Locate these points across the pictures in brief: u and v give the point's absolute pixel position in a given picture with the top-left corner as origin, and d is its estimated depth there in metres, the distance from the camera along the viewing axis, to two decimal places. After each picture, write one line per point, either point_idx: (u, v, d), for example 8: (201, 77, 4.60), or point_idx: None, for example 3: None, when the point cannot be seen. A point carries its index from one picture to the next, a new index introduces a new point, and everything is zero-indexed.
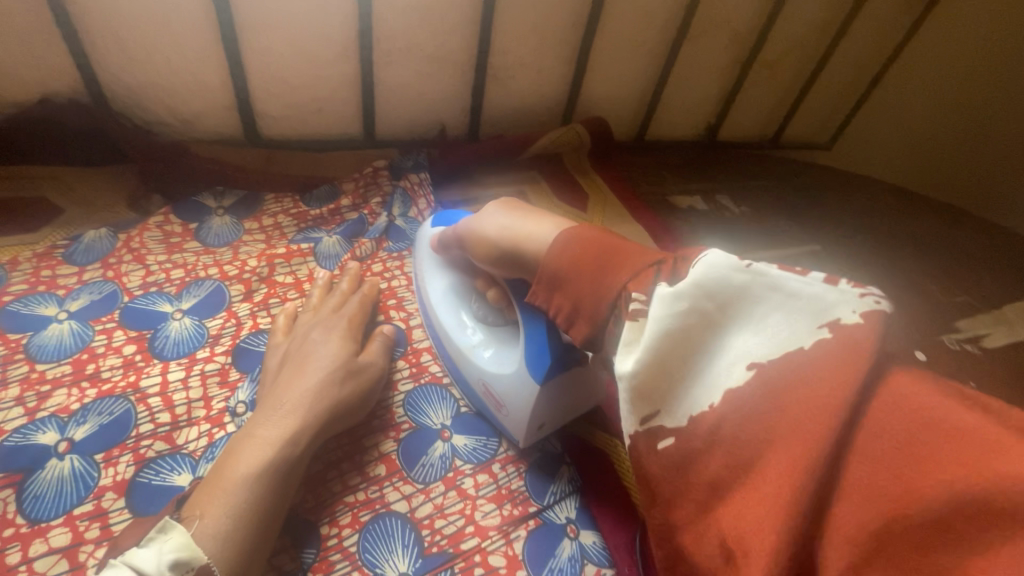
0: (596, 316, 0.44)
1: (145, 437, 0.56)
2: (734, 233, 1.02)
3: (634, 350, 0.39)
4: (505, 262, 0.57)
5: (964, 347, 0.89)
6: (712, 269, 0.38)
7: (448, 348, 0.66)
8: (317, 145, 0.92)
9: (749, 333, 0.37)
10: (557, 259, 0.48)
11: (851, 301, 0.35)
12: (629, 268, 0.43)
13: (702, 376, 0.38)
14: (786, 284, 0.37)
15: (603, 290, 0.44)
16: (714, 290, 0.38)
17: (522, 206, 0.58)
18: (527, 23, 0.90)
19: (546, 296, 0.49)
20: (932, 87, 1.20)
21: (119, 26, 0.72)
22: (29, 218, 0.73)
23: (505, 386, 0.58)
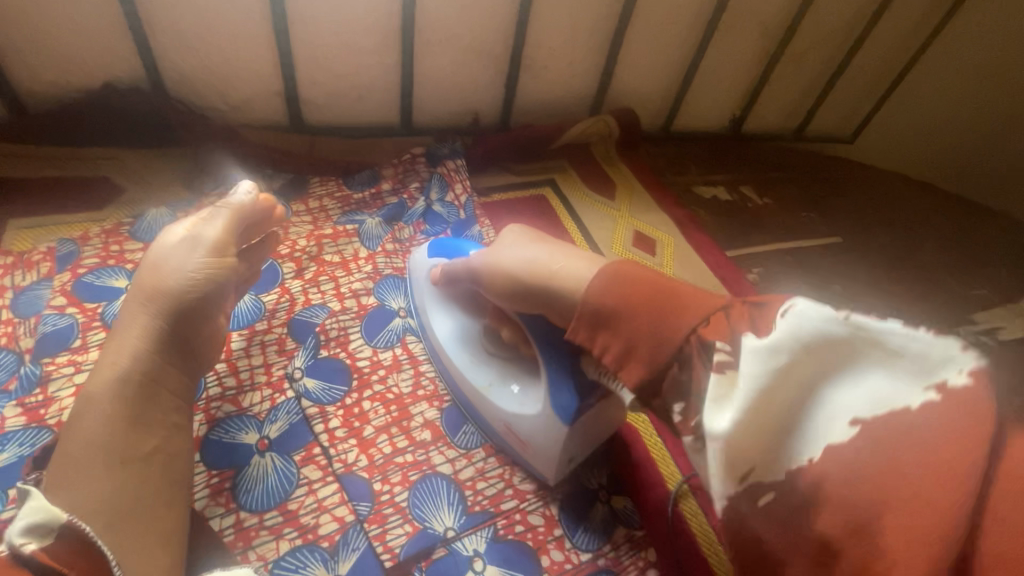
0: (655, 361, 0.43)
1: (214, 400, 0.61)
2: (757, 224, 1.04)
3: (726, 408, 0.37)
4: (528, 300, 0.53)
5: (980, 338, 0.92)
6: (804, 323, 0.36)
7: (464, 388, 0.64)
8: (358, 131, 0.96)
9: (850, 386, 0.35)
10: (607, 300, 0.46)
11: (960, 358, 0.32)
12: (694, 314, 0.42)
13: (800, 429, 0.36)
14: (888, 339, 0.34)
15: (665, 339, 0.43)
16: (811, 347, 0.36)
17: (545, 239, 0.56)
18: (562, 15, 0.93)
19: (590, 335, 0.47)
20: (965, 84, 1.20)
21: (180, 17, 0.76)
22: (95, 197, 0.78)
23: (529, 428, 0.57)
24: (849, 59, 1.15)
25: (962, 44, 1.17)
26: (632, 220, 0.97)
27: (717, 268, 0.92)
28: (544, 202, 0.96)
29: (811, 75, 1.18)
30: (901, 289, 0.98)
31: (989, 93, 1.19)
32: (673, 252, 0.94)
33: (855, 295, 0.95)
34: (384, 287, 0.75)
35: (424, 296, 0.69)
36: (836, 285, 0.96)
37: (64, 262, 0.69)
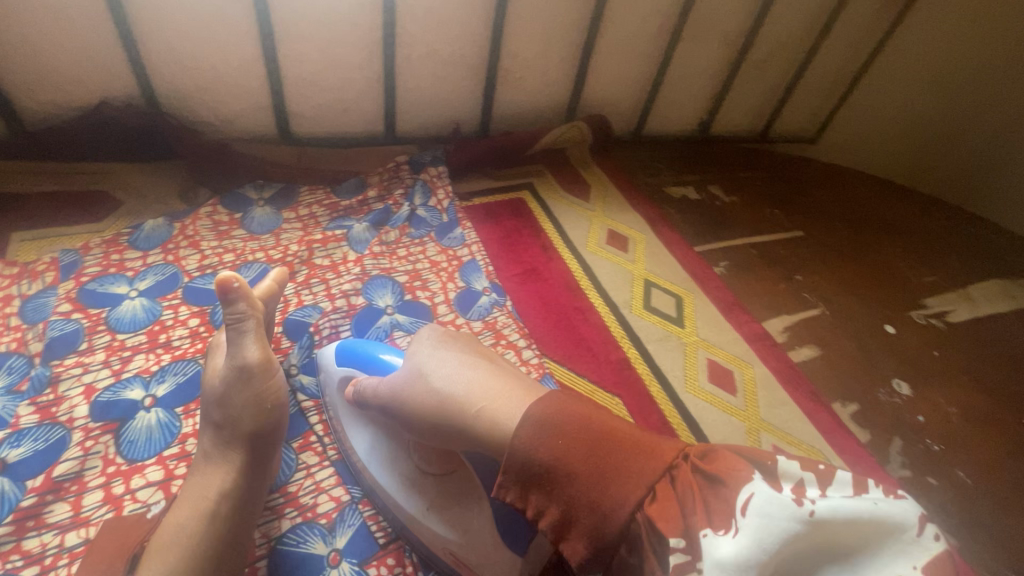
0: (600, 536, 0.39)
1: None
2: (723, 221, 1.11)
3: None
4: (453, 439, 0.50)
5: (930, 321, 0.99)
6: (770, 523, 0.34)
7: (396, 513, 0.58)
8: (343, 141, 1.01)
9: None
10: (536, 457, 0.42)
11: (913, 550, 0.34)
12: (639, 482, 0.39)
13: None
14: (843, 530, 0.35)
15: (609, 514, 0.39)
16: (779, 554, 0.34)
17: (454, 350, 0.54)
18: (535, 29, 0.99)
19: (518, 496, 0.43)
20: (916, 86, 1.29)
21: (174, 39, 0.81)
22: (94, 210, 0.82)
23: (482, 553, 0.55)
24: (805, 65, 1.23)
25: (912, 49, 1.26)
26: (606, 219, 1.03)
27: (686, 263, 0.99)
28: (523, 205, 1.02)
29: (772, 80, 1.26)
30: (857, 278, 1.05)
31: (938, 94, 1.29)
32: (644, 249, 1.00)
33: (815, 285, 1.01)
34: (372, 287, 0.80)
35: (342, 409, 0.64)
36: (798, 276, 1.02)
37: (68, 272, 0.73)
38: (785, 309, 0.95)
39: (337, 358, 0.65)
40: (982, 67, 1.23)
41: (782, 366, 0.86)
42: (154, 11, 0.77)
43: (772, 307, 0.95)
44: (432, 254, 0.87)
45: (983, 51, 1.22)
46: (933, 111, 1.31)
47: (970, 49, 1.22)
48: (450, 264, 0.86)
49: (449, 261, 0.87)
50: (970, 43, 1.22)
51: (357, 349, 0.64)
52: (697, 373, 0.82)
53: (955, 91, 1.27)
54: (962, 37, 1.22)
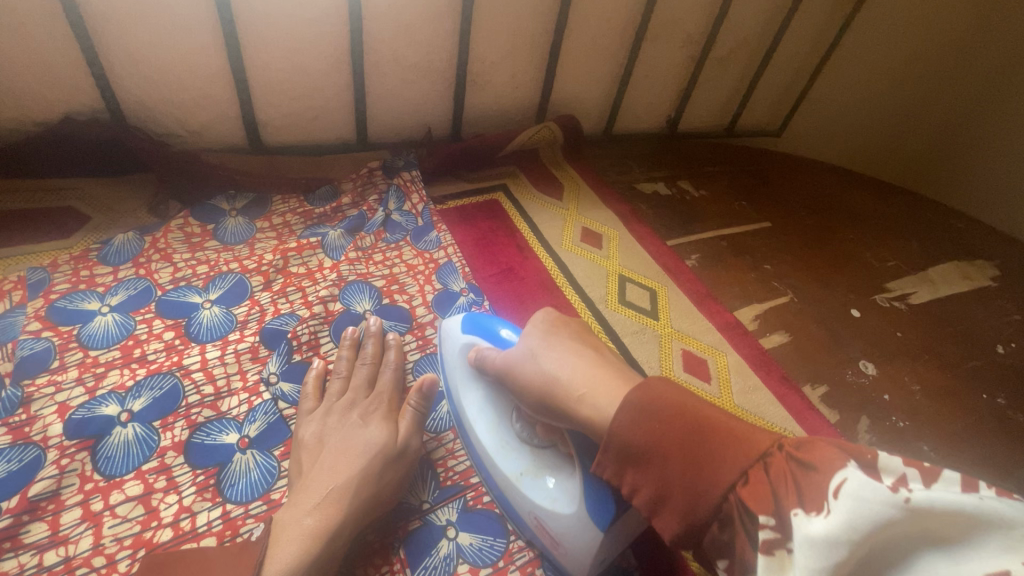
0: (692, 515, 0.44)
1: (194, 406, 0.64)
2: (694, 215, 1.14)
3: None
4: (555, 418, 0.55)
5: (892, 304, 1.03)
6: (863, 506, 0.35)
7: (493, 473, 0.61)
8: (314, 149, 1.01)
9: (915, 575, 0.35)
10: (635, 438, 0.47)
11: (1022, 547, 0.33)
12: (733, 467, 0.42)
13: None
14: (943, 518, 0.35)
15: (702, 493, 0.43)
16: (874, 536, 0.35)
17: (563, 342, 0.58)
18: (502, 33, 1.00)
19: (614, 473, 0.49)
20: (877, 77, 1.35)
21: (137, 51, 0.80)
22: (61, 227, 0.81)
23: (563, 526, 0.54)
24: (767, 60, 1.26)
25: (877, 41, 1.30)
26: (579, 217, 1.05)
27: (659, 257, 1.01)
28: (497, 206, 1.03)
29: (735, 76, 1.29)
30: (824, 265, 1.09)
31: (898, 84, 1.36)
32: (618, 245, 1.02)
33: (783, 274, 1.05)
34: (349, 292, 0.81)
35: (455, 373, 0.66)
36: (766, 265, 1.05)
37: (35, 290, 0.72)
38: (756, 298, 0.98)
39: (460, 324, 0.66)
40: (944, 61, 1.32)
41: (754, 354, 0.89)
42: (116, 23, 0.77)
43: (742, 296, 0.98)
44: (409, 257, 0.88)
45: (945, 46, 1.30)
46: (893, 100, 1.39)
47: (935, 44, 1.30)
48: (427, 267, 0.87)
49: (426, 264, 0.88)
50: (927, 35, 1.29)
51: (478, 320, 0.65)
52: (672, 363, 0.84)
53: (919, 83, 1.36)
54: (929, 35, 1.29)
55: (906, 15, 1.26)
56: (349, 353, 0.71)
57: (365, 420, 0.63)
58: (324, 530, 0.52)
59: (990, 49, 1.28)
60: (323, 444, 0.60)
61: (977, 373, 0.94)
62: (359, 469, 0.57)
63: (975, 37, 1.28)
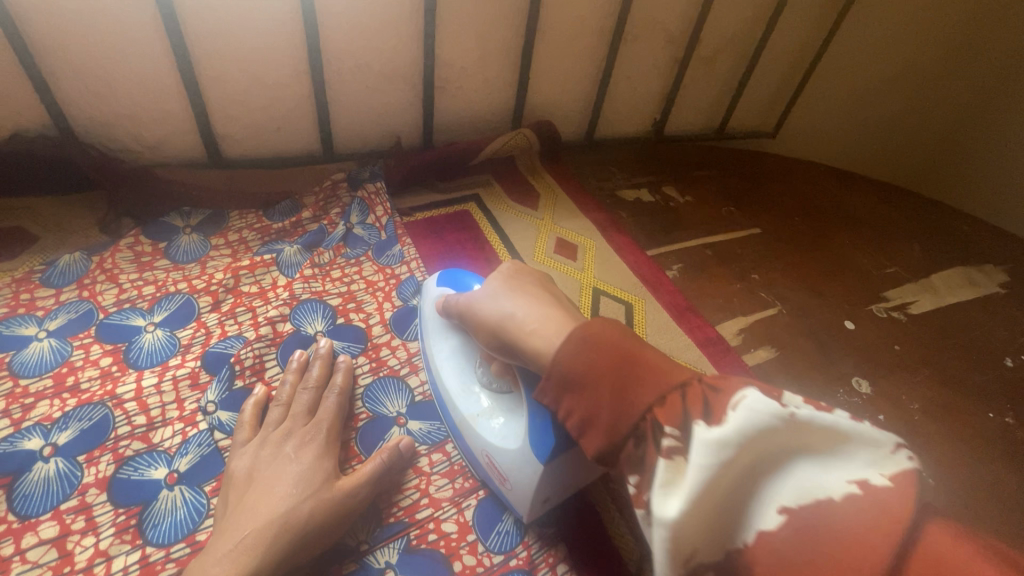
0: (615, 431, 0.42)
1: (123, 438, 0.61)
2: (678, 221, 1.08)
3: (675, 493, 0.37)
4: (505, 353, 0.55)
5: (890, 314, 0.97)
6: (755, 416, 0.36)
7: (454, 414, 0.64)
8: (278, 161, 0.98)
9: (788, 485, 0.37)
10: (574, 365, 0.45)
11: (884, 461, 0.35)
12: (656, 388, 0.41)
13: (741, 508, 0.38)
14: (822, 435, 0.37)
15: (626, 410, 0.41)
16: (757, 442, 0.36)
17: (523, 286, 0.58)
18: (470, 37, 0.96)
19: (555, 399, 0.46)
20: (874, 77, 1.29)
21: (82, 66, 0.77)
22: (8, 247, 0.78)
23: (508, 462, 0.56)
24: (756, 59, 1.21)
25: (874, 32, 1.23)
26: (555, 228, 1.00)
27: (637, 268, 0.96)
28: (468, 216, 0.99)
29: (722, 76, 1.23)
30: (816, 273, 1.02)
31: (898, 84, 1.30)
32: (594, 256, 0.97)
33: (771, 284, 0.99)
34: (301, 312, 0.77)
35: (428, 321, 0.70)
36: (754, 275, 1.00)
37: None
38: (740, 311, 0.93)
39: (434, 279, 0.71)
40: (944, 54, 1.25)
41: (735, 371, 0.83)
42: (58, 39, 0.74)
43: (725, 309, 0.92)
44: (369, 273, 0.84)
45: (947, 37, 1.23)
46: (893, 101, 1.32)
47: (936, 35, 1.23)
48: (387, 283, 0.83)
49: (386, 280, 0.83)
50: (931, 33, 1.22)
51: (451, 276, 0.69)
52: None
53: (919, 76, 1.28)
54: (929, 25, 1.21)
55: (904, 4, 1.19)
56: (293, 379, 0.67)
57: (298, 453, 0.58)
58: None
59: (996, 51, 1.21)
60: (253, 479, 0.56)
61: (983, 388, 0.87)
62: (281, 512, 0.52)
63: (981, 36, 1.21)
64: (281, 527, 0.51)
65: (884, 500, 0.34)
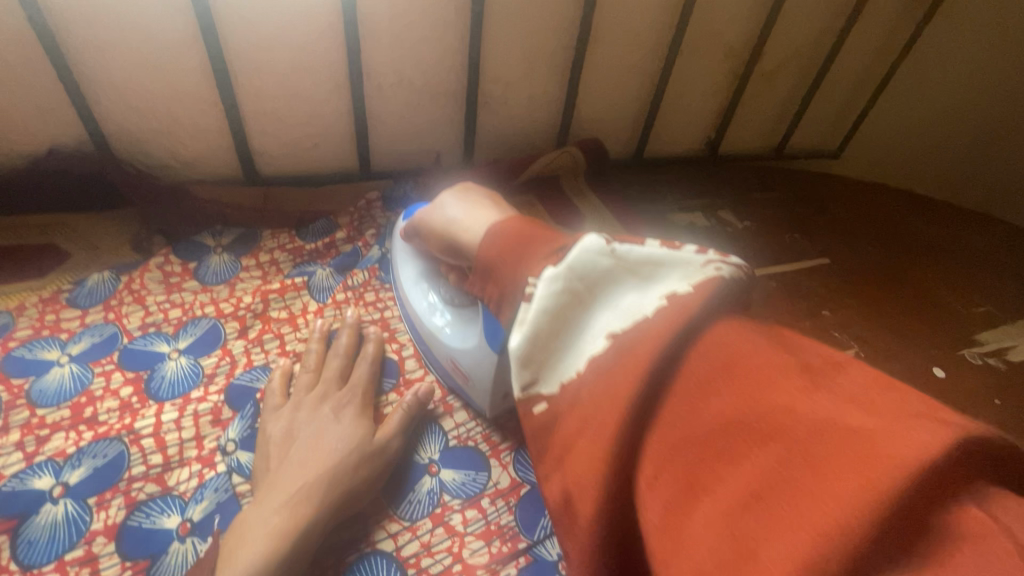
0: (516, 301, 0.45)
1: (137, 480, 0.56)
2: (736, 250, 0.99)
3: (517, 326, 0.43)
4: (451, 254, 0.60)
5: (986, 361, 0.85)
6: (580, 253, 0.43)
7: (419, 329, 0.69)
8: (314, 179, 0.94)
9: (610, 311, 0.41)
10: (487, 250, 0.49)
11: (694, 273, 0.39)
12: (542, 252, 0.45)
13: (572, 340, 0.42)
14: (641, 265, 0.42)
15: (519, 276, 0.45)
16: (580, 273, 0.42)
17: (471, 194, 0.62)
18: (516, 50, 0.91)
19: (481, 289, 0.50)
20: (947, 100, 1.17)
21: (120, 81, 0.75)
22: (39, 264, 0.76)
23: (468, 360, 0.61)
24: (823, 74, 1.11)
25: (944, 51, 1.12)
26: None
27: None
28: None
29: (784, 92, 1.14)
30: (896, 312, 0.91)
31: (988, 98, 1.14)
32: None
33: (844, 324, 0.88)
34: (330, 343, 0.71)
35: (394, 250, 0.74)
36: (824, 311, 0.90)
37: None
38: None
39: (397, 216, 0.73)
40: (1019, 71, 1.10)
41: None
42: (96, 56, 0.72)
43: None
44: None
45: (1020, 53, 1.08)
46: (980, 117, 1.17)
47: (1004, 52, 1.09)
48: None
49: None
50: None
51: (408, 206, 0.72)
52: None
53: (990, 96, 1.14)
54: (997, 40, 1.09)
55: (972, 20, 1.08)
56: (320, 347, 0.68)
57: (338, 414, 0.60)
58: (288, 530, 0.50)
59: None
60: (292, 439, 0.57)
61: None
62: (331, 463, 0.54)
63: None
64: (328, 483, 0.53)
65: (684, 303, 0.37)
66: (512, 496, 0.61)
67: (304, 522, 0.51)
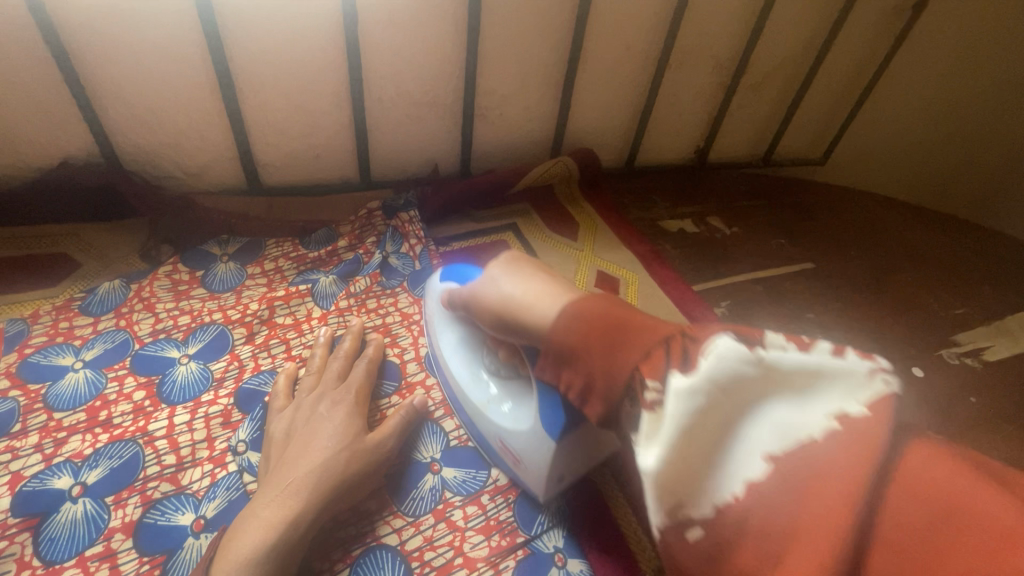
0: (609, 395, 0.42)
1: (152, 479, 0.59)
2: (725, 255, 1.03)
3: (655, 441, 0.38)
4: (508, 333, 0.57)
5: (963, 361, 0.89)
6: (723, 361, 0.38)
7: (465, 403, 0.66)
8: (316, 189, 0.97)
9: (768, 428, 0.37)
10: (566, 339, 0.46)
11: (858, 390, 0.36)
12: (640, 349, 0.42)
13: (724, 458, 0.37)
14: (792, 375, 0.38)
15: (614, 373, 0.42)
16: (727, 383, 0.38)
17: (521, 265, 0.59)
18: (511, 65, 0.94)
19: (557, 375, 0.47)
20: (925, 109, 1.23)
21: (131, 96, 0.78)
22: (51, 273, 0.79)
23: (521, 442, 0.58)
24: (807, 85, 1.15)
25: (921, 64, 1.17)
26: (595, 260, 0.96)
27: (684, 304, 0.91)
28: (506, 246, 0.96)
29: (770, 103, 1.18)
30: (877, 314, 0.95)
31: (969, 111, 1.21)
32: (636, 292, 0.92)
33: (828, 325, 0.92)
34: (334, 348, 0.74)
35: (433, 315, 0.71)
36: (809, 314, 0.94)
37: (12, 343, 0.70)
38: None
39: (439, 276, 0.70)
40: (990, 81, 1.17)
41: None
42: (108, 73, 0.75)
43: None
44: (405, 305, 0.82)
45: (990, 64, 1.15)
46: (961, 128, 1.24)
47: (975, 64, 1.16)
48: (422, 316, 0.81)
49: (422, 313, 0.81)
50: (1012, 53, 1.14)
51: (451, 269, 0.69)
52: None
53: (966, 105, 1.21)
54: (970, 52, 1.15)
55: (947, 35, 1.13)
56: (323, 351, 0.71)
57: (331, 412, 0.62)
58: (282, 520, 0.52)
59: None
60: (294, 437, 0.60)
61: None
62: (320, 462, 0.57)
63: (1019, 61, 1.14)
64: (316, 479, 0.55)
65: (860, 430, 0.34)
66: (510, 493, 0.64)
67: (298, 515, 0.53)
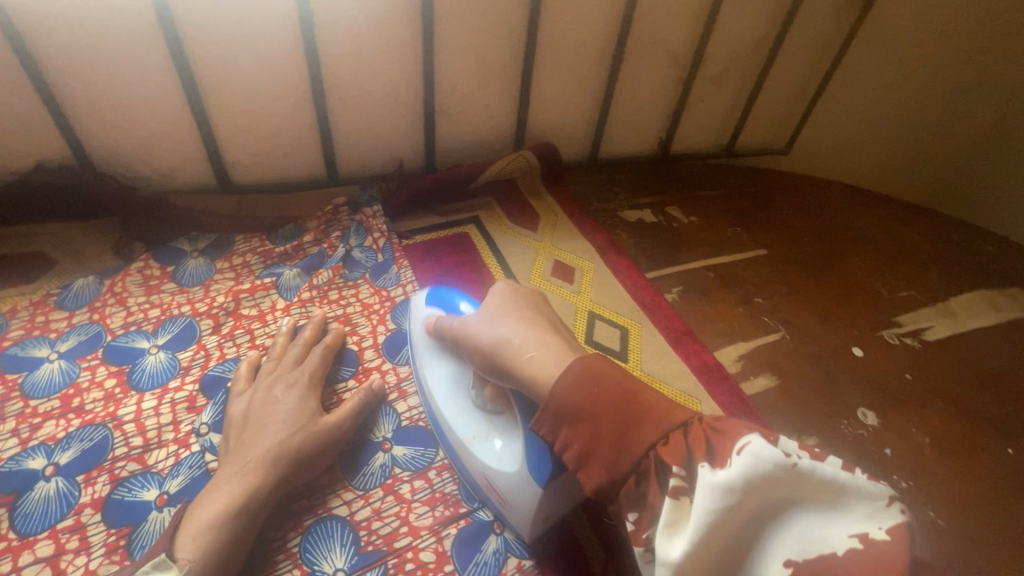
0: (617, 469, 0.47)
1: (120, 459, 0.64)
2: (681, 244, 1.07)
3: (680, 534, 0.42)
4: (500, 377, 0.60)
5: (902, 341, 0.93)
6: (759, 463, 0.40)
7: (449, 438, 0.66)
8: (284, 186, 1.01)
9: (791, 535, 0.40)
10: (574, 399, 0.51)
11: (878, 513, 0.38)
12: (655, 430, 0.47)
13: (747, 552, 0.41)
14: (822, 489, 0.40)
15: (627, 448, 0.47)
16: (759, 488, 0.41)
17: (515, 312, 0.64)
18: (469, 63, 0.98)
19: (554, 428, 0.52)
20: (885, 96, 1.26)
21: (100, 101, 0.82)
22: (29, 271, 0.83)
23: (507, 483, 0.59)
24: (764, 77, 1.18)
25: (877, 53, 1.20)
26: (553, 250, 1.00)
27: (635, 292, 0.95)
28: (467, 239, 1.00)
29: (730, 95, 1.22)
30: (825, 297, 0.99)
31: (942, 85, 1.24)
32: (591, 279, 0.96)
33: (776, 309, 0.96)
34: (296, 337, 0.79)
35: (419, 345, 0.72)
36: (757, 299, 0.97)
37: None
38: (741, 336, 0.91)
39: (425, 308, 0.73)
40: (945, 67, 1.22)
41: (732, 400, 0.81)
42: (77, 80, 0.79)
43: (726, 334, 0.91)
44: (366, 296, 0.86)
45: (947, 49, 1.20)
46: (940, 99, 1.26)
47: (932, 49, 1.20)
48: (382, 305, 0.85)
49: (382, 303, 0.85)
50: (997, 24, 1.16)
51: (441, 303, 0.73)
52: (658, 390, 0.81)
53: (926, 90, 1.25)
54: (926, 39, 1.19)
55: (902, 24, 1.17)
56: (284, 340, 0.75)
57: (285, 394, 0.67)
58: (239, 493, 0.57)
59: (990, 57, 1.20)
60: (252, 418, 0.64)
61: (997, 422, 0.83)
62: (275, 444, 0.61)
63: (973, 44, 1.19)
64: (270, 455, 0.60)
65: (875, 553, 0.36)
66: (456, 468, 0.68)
67: (251, 488, 0.58)
